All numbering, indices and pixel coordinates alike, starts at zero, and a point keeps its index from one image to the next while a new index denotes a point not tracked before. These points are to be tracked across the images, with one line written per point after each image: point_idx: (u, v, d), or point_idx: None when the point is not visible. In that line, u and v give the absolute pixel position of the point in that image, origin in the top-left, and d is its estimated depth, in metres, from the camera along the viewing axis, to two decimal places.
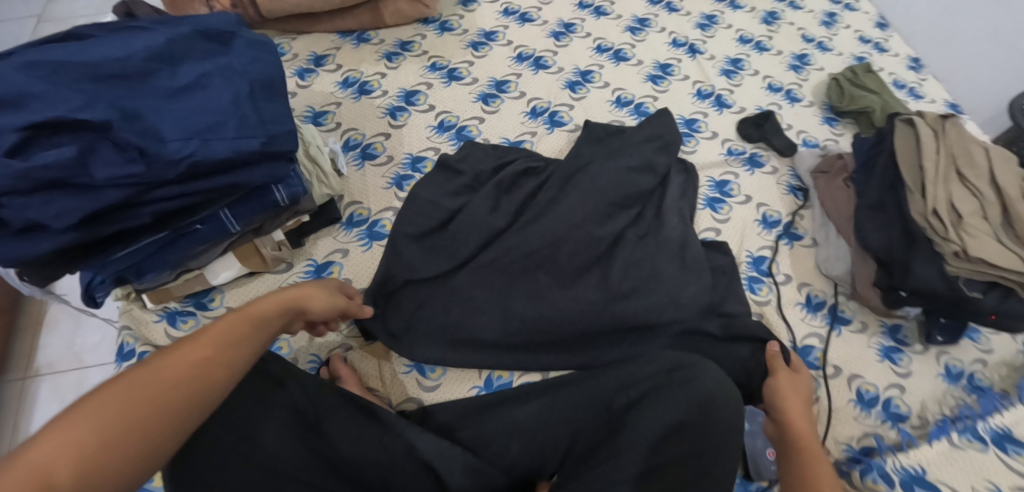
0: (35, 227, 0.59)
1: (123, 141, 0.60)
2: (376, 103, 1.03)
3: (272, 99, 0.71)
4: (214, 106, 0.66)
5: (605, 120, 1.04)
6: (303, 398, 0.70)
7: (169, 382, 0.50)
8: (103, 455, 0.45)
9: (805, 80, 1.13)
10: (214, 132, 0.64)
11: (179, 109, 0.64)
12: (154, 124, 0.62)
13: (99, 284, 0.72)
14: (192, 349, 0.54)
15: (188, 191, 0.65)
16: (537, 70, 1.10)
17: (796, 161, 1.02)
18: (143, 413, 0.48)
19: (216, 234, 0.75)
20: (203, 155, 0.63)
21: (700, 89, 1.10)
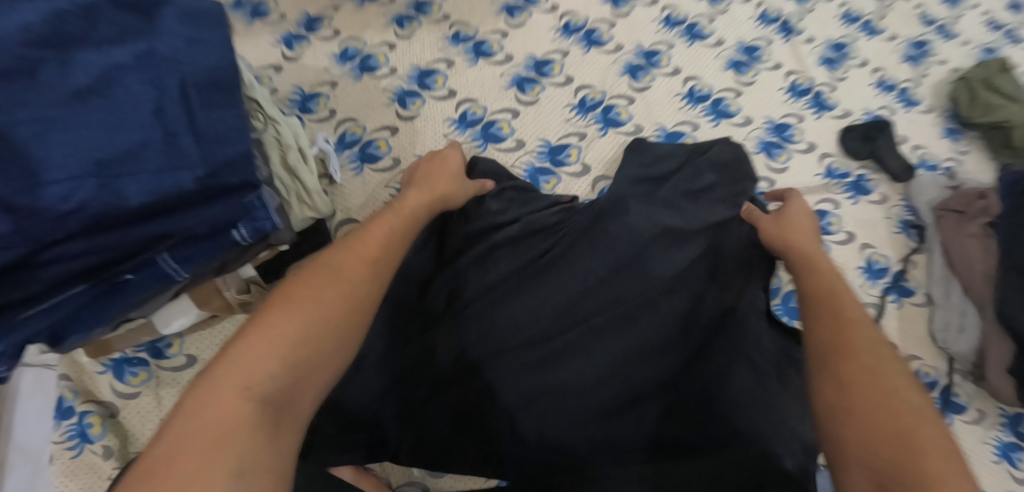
0: None
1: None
2: (381, 85, 0.81)
3: (225, 103, 0.51)
4: (132, 123, 0.46)
5: (671, 121, 0.82)
6: None
7: (333, 298, 0.49)
8: (231, 440, 0.40)
9: (923, 75, 0.89)
10: (129, 164, 0.45)
11: (76, 128, 0.43)
12: (32, 158, 0.41)
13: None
14: (324, 280, 0.49)
15: (102, 245, 0.45)
16: (587, 48, 0.86)
17: (913, 190, 0.79)
18: (303, 346, 0.45)
19: (155, 285, 0.55)
20: (109, 204, 0.44)
21: (794, 83, 0.85)
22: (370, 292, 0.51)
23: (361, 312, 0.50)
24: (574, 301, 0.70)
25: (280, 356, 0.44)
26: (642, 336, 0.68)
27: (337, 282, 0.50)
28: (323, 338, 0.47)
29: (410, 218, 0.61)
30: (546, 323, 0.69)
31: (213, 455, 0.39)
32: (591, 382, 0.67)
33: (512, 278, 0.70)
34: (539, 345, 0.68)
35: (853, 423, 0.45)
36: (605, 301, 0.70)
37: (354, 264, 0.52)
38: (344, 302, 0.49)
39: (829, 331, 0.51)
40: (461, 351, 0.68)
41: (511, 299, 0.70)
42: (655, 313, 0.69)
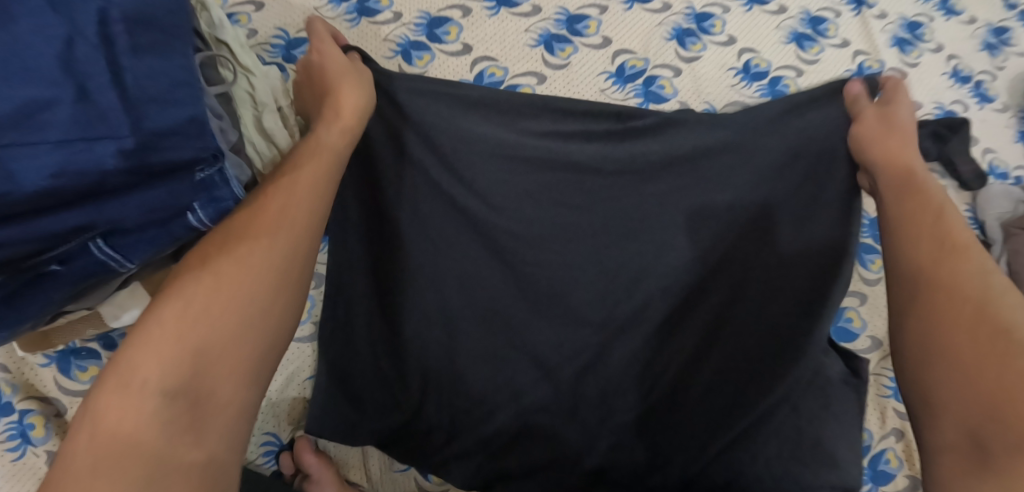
0: None
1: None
2: (382, 32, 0.68)
3: (159, 53, 0.41)
4: (27, 74, 0.35)
5: (722, 101, 0.70)
6: None
7: (253, 249, 0.46)
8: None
9: (1000, 68, 0.78)
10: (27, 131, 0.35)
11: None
12: None
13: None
14: (260, 209, 0.47)
15: (9, 235, 0.36)
16: (630, 3, 0.73)
17: (980, 201, 0.71)
18: (231, 292, 0.44)
19: (92, 276, 0.43)
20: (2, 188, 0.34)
21: (863, 66, 0.74)
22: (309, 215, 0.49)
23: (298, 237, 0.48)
24: (597, 324, 0.60)
25: (203, 311, 0.43)
26: (674, 358, 0.60)
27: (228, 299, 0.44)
28: (254, 282, 0.45)
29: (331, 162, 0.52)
30: (569, 336, 0.60)
31: (125, 446, 0.38)
32: (614, 402, 0.61)
33: (531, 282, 0.60)
34: (564, 356, 0.61)
35: (951, 307, 0.46)
36: (639, 316, 0.60)
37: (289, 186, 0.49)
38: (265, 273, 0.45)
39: (916, 218, 0.52)
40: (472, 361, 0.60)
41: (530, 308, 0.60)
42: (688, 328, 0.60)
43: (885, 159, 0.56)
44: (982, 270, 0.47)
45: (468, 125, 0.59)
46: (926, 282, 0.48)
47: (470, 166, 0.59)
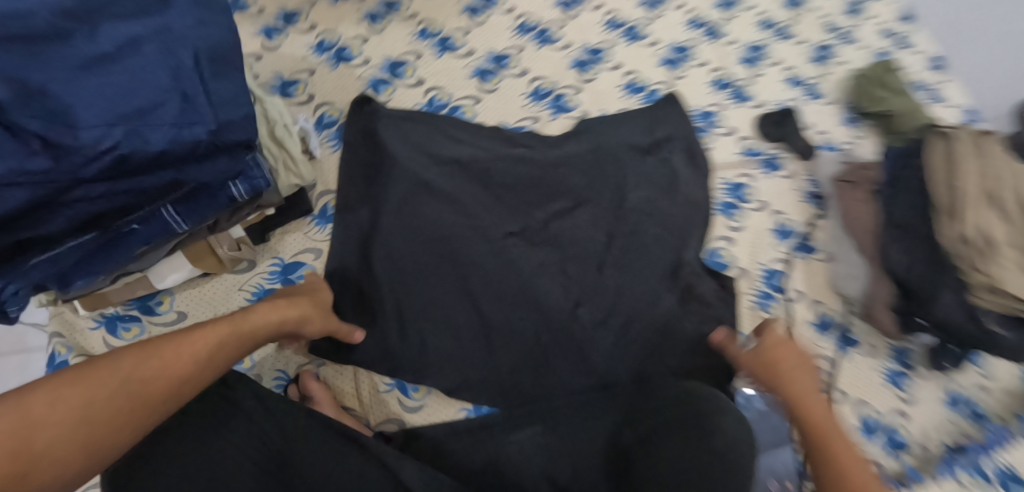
0: None
1: (25, 128, 0.47)
2: (355, 73, 0.90)
3: (223, 74, 0.59)
4: (149, 82, 0.52)
5: (615, 108, 0.94)
6: (278, 423, 0.67)
7: (165, 372, 0.53)
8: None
9: (825, 75, 1.04)
10: (150, 115, 0.52)
11: (97, 86, 0.50)
12: (67, 105, 0.48)
13: (12, 298, 0.57)
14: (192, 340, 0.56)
15: (121, 187, 0.53)
16: (541, 44, 0.97)
17: (816, 165, 0.94)
18: (128, 408, 0.51)
19: (158, 234, 0.62)
20: (135, 149, 0.51)
21: (718, 78, 1.00)
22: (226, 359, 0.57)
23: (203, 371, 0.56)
24: (532, 269, 0.80)
25: (76, 417, 0.49)
26: (597, 285, 0.81)
27: (120, 391, 0.51)
28: (153, 408, 0.52)
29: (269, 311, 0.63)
30: (513, 278, 0.80)
31: None
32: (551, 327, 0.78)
33: (485, 239, 0.81)
34: (513, 291, 0.79)
35: (820, 440, 0.58)
36: (569, 255, 0.82)
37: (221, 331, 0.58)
38: (163, 397, 0.53)
39: (807, 408, 0.60)
40: (435, 303, 0.77)
41: (480, 261, 0.79)
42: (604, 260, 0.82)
43: (761, 358, 0.66)
44: (821, 409, 0.60)
45: (428, 132, 0.85)
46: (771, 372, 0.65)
47: (443, 148, 0.84)
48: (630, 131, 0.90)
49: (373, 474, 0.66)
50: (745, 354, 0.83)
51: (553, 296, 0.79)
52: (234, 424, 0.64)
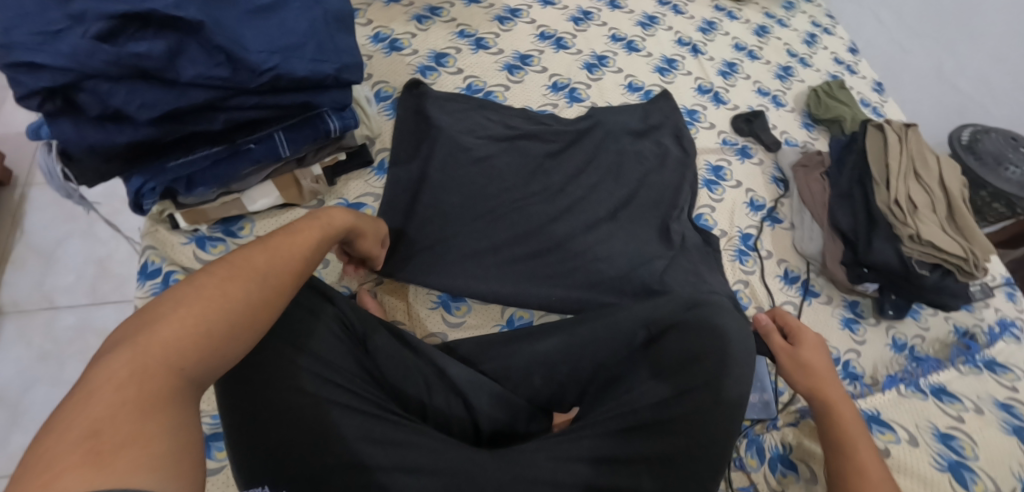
0: (118, 114, 0.64)
1: (212, 44, 0.65)
2: (406, 60, 1.08)
3: (344, 30, 0.78)
4: (296, 28, 0.72)
5: (618, 101, 1.14)
6: (344, 319, 0.77)
7: (268, 276, 0.61)
8: (169, 401, 0.49)
9: (787, 88, 1.28)
10: (297, 50, 0.71)
11: (261, 27, 0.70)
12: (236, 35, 0.67)
13: (148, 193, 0.73)
14: (272, 250, 0.64)
15: (265, 101, 0.72)
16: (558, 49, 1.18)
17: (780, 156, 1.15)
18: (251, 303, 0.58)
19: (271, 153, 0.79)
20: (286, 70, 0.69)
21: (700, 85, 1.22)
22: (304, 261, 0.66)
23: (295, 272, 0.64)
24: (553, 216, 0.97)
25: (183, 345, 0.52)
26: (606, 235, 0.96)
27: (252, 279, 0.60)
28: (272, 305, 0.60)
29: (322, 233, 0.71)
30: (540, 222, 0.96)
31: (100, 458, 0.43)
32: (571, 264, 0.92)
33: (510, 194, 0.98)
34: (537, 235, 0.95)
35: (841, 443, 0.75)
36: (584, 207, 0.98)
37: (297, 241, 0.67)
38: (273, 295, 0.61)
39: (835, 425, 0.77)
40: (471, 238, 0.93)
41: (512, 206, 0.96)
42: (615, 214, 0.98)
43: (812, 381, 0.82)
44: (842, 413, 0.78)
45: (468, 115, 1.03)
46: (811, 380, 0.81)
47: (480, 123, 1.02)
48: (628, 118, 1.09)
49: (426, 370, 0.80)
50: None
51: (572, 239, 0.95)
52: (321, 309, 0.75)
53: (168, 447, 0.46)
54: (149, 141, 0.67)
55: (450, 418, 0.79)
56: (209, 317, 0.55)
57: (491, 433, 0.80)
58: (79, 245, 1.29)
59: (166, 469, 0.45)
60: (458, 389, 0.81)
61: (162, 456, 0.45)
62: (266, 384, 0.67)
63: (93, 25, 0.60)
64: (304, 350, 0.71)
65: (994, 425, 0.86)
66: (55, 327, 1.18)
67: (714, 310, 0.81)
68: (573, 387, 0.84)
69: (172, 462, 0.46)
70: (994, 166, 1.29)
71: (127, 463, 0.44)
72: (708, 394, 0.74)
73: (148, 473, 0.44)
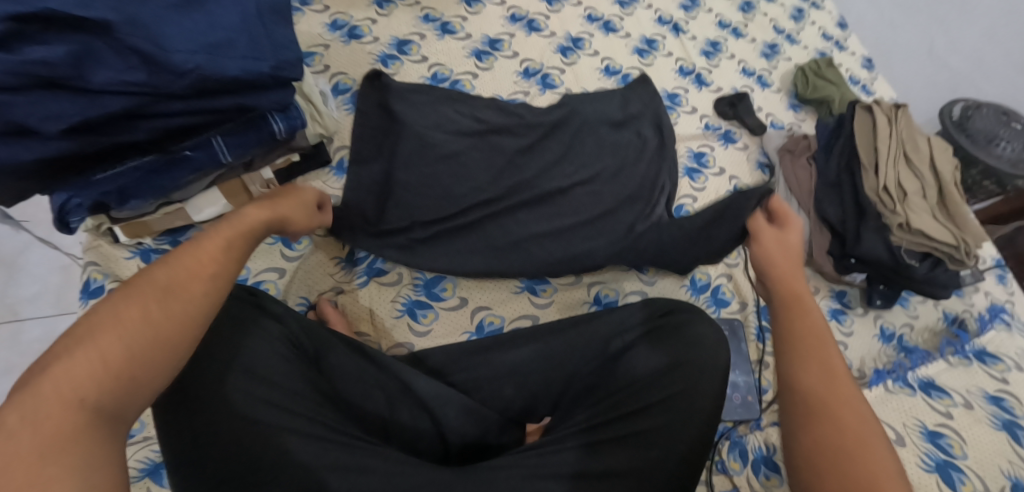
0: (24, 128, 0.56)
1: (126, 45, 0.56)
2: (366, 49, 1.01)
3: (282, 23, 0.67)
4: (225, 23, 0.62)
5: (594, 86, 1.08)
6: (298, 336, 0.73)
7: (188, 291, 0.57)
8: (69, 441, 0.46)
9: (774, 67, 1.22)
10: (226, 49, 0.61)
11: (184, 23, 0.60)
12: (156, 33, 0.58)
13: (74, 208, 0.68)
14: (192, 261, 0.59)
15: (193, 106, 0.63)
16: (530, 32, 1.11)
17: (764, 141, 1.10)
18: (169, 324, 0.54)
19: (209, 161, 0.72)
20: (210, 71, 0.59)
21: (682, 66, 1.16)
22: (231, 269, 0.61)
23: (220, 284, 0.59)
24: (525, 214, 0.91)
25: (89, 379, 0.49)
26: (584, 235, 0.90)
27: (166, 299, 0.55)
28: (193, 323, 0.56)
29: (247, 234, 0.66)
30: (507, 219, 0.90)
31: None
32: (539, 261, 0.88)
33: (482, 190, 0.91)
34: (505, 232, 0.89)
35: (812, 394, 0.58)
36: (558, 201, 0.93)
37: (222, 248, 0.62)
38: (195, 312, 0.56)
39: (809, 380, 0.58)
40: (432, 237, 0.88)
41: (478, 200, 0.90)
42: (594, 208, 0.92)
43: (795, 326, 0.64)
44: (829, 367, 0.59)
45: (435, 108, 0.96)
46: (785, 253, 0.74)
47: (447, 115, 0.96)
48: (605, 106, 1.03)
49: (391, 386, 0.76)
50: (709, 291, 0.96)
51: (546, 239, 0.89)
52: (270, 326, 0.71)
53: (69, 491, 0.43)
54: (66, 155, 0.59)
55: (419, 435, 0.74)
56: (113, 346, 0.51)
57: (461, 448, 0.75)
58: (43, 252, 1.18)
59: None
60: (425, 404, 0.76)
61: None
62: (205, 404, 0.63)
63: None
64: (251, 371, 0.66)
65: (983, 421, 0.83)
66: (20, 340, 1.09)
67: (699, 313, 0.78)
68: (548, 397, 0.80)
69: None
70: (985, 143, 1.24)
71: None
72: (682, 402, 0.70)
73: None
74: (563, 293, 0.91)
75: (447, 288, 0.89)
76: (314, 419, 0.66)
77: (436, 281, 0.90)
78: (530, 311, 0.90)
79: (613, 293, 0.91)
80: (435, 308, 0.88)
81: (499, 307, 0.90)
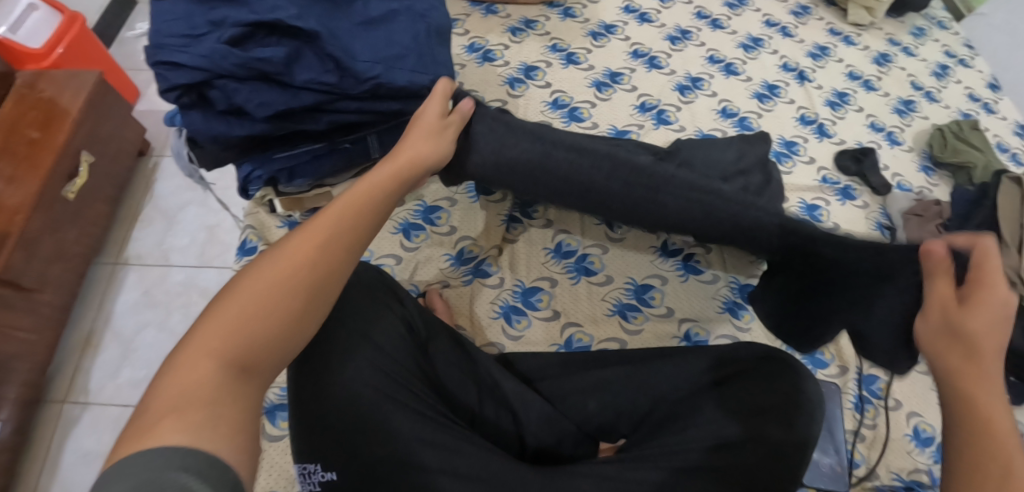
0: (236, 111, 0.63)
1: (325, 52, 0.63)
2: (498, 71, 1.10)
3: (444, 44, 0.73)
4: (401, 40, 0.68)
5: (708, 126, 1.08)
6: (408, 315, 0.77)
7: (319, 242, 0.54)
8: (211, 384, 0.46)
9: (907, 125, 1.15)
10: (399, 61, 0.67)
11: (370, 37, 0.67)
12: (348, 45, 0.65)
13: (255, 180, 0.74)
14: (328, 214, 0.56)
15: (363, 107, 0.68)
16: (650, 68, 1.14)
17: (889, 201, 1.04)
18: (302, 279, 0.52)
19: (363, 156, 0.77)
20: (387, 80, 0.65)
21: (804, 115, 1.13)
22: (365, 221, 0.58)
23: (353, 239, 0.56)
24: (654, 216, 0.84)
25: (232, 326, 0.48)
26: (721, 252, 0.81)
27: (301, 255, 0.53)
28: (323, 274, 0.53)
29: (381, 185, 0.60)
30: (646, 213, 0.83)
31: (148, 433, 0.42)
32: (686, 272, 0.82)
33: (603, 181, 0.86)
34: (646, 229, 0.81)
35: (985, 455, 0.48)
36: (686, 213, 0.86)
37: (359, 199, 0.59)
38: (325, 264, 0.54)
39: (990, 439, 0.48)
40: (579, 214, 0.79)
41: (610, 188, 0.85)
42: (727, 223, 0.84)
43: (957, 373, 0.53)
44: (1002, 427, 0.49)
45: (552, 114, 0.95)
46: (962, 353, 0.54)
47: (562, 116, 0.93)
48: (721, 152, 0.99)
49: (483, 379, 0.77)
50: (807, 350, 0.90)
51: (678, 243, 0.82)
52: (389, 303, 0.75)
53: (206, 418, 0.44)
54: (260, 136, 0.66)
55: (497, 427, 0.75)
56: (252, 301, 0.50)
57: (536, 451, 0.75)
58: (197, 210, 1.35)
59: (202, 438, 0.42)
60: (508, 402, 0.76)
61: (205, 429, 0.43)
62: (319, 364, 0.68)
63: (228, 31, 0.60)
64: (368, 343, 0.70)
65: None
66: (166, 283, 1.25)
67: (792, 364, 0.74)
68: (631, 421, 0.77)
69: (217, 436, 0.43)
70: None
71: (163, 433, 0.42)
72: (765, 445, 0.66)
73: (183, 440, 0.42)
74: (658, 324, 0.87)
75: (544, 298, 0.88)
76: (408, 391, 0.69)
77: (533, 292, 0.88)
78: (619, 336, 0.86)
79: (705, 333, 0.88)
80: (531, 317, 0.87)
81: (592, 327, 0.86)
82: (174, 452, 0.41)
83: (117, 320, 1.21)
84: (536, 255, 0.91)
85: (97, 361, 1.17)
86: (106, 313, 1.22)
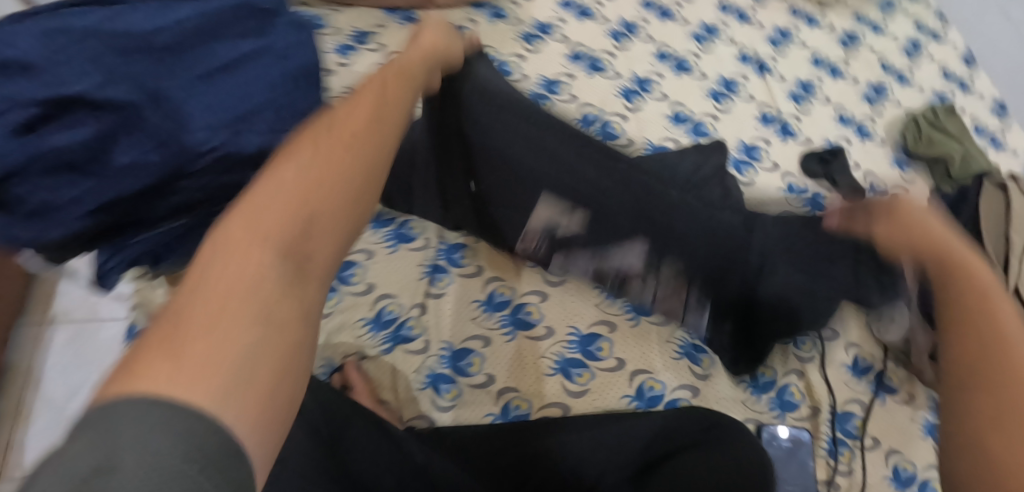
0: (47, 209, 0.53)
1: (149, 129, 0.56)
2: None
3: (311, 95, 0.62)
4: (255, 93, 0.61)
5: (660, 136, 0.96)
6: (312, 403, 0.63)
7: (345, 152, 0.44)
8: (241, 293, 0.34)
9: (878, 115, 1.04)
10: (249, 122, 0.60)
11: (210, 96, 0.59)
12: (181, 108, 0.57)
13: (112, 268, 0.63)
14: (341, 126, 0.46)
15: (212, 183, 0.60)
16: (592, 73, 1.02)
17: None
18: (332, 189, 0.42)
19: None
20: (232, 148, 0.59)
21: (766, 114, 1.02)
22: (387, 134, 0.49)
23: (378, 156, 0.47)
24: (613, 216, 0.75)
25: (259, 238, 0.37)
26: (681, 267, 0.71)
27: (326, 166, 0.43)
28: (360, 181, 0.44)
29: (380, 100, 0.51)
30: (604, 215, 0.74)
31: (163, 361, 0.30)
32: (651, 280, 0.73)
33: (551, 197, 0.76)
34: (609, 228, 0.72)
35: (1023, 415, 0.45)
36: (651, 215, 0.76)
37: (370, 110, 0.49)
38: (353, 175, 0.44)
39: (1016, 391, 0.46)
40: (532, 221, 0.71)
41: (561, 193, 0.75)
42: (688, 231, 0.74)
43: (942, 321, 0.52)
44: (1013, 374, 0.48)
45: None
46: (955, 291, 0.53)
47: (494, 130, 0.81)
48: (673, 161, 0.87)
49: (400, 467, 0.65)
50: (774, 390, 0.82)
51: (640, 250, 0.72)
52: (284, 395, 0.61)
53: (237, 361, 0.32)
54: (90, 230, 0.56)
55: None
56: (276, 218, 0.38)
57: None
58: None
59: (221, 394, 0.30)
60: None
61: (236, 377, 0.31)
62: None
63: (18, 117, 0.50)
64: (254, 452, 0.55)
65: None
66: (99, 338, 1.14)
67: (733, 433, 0.67)
68: None
69: (252, 362, 0.32)
70: None
71: (163, 371, 0.29)
72: None
73: (206, 390, 0.30)
74: (604, 382, 0.78)
75: (475, 361, 0.78)
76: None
77: (463, 353, 0.79)
78: (561, 397, 0.77)
79: (660, 387, 0.78)
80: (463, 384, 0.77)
81: (530, 387, 0.78)
82: (183, 414, 0.28)
83: (48, 387, 1.09)
84: (464, 309, 0.82)
85: (31, 432, 1.05)
86: (36, 381, 1.09)
